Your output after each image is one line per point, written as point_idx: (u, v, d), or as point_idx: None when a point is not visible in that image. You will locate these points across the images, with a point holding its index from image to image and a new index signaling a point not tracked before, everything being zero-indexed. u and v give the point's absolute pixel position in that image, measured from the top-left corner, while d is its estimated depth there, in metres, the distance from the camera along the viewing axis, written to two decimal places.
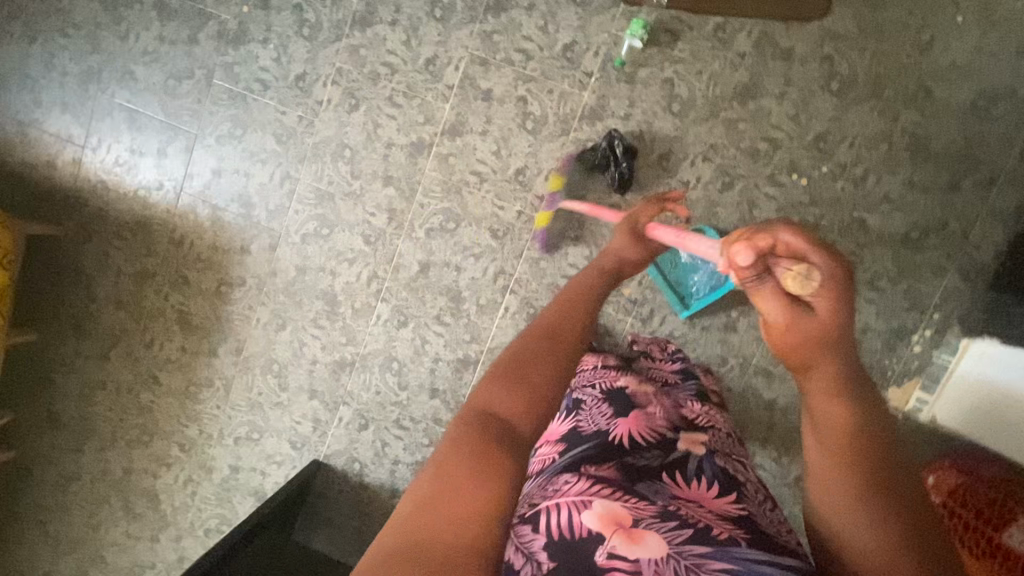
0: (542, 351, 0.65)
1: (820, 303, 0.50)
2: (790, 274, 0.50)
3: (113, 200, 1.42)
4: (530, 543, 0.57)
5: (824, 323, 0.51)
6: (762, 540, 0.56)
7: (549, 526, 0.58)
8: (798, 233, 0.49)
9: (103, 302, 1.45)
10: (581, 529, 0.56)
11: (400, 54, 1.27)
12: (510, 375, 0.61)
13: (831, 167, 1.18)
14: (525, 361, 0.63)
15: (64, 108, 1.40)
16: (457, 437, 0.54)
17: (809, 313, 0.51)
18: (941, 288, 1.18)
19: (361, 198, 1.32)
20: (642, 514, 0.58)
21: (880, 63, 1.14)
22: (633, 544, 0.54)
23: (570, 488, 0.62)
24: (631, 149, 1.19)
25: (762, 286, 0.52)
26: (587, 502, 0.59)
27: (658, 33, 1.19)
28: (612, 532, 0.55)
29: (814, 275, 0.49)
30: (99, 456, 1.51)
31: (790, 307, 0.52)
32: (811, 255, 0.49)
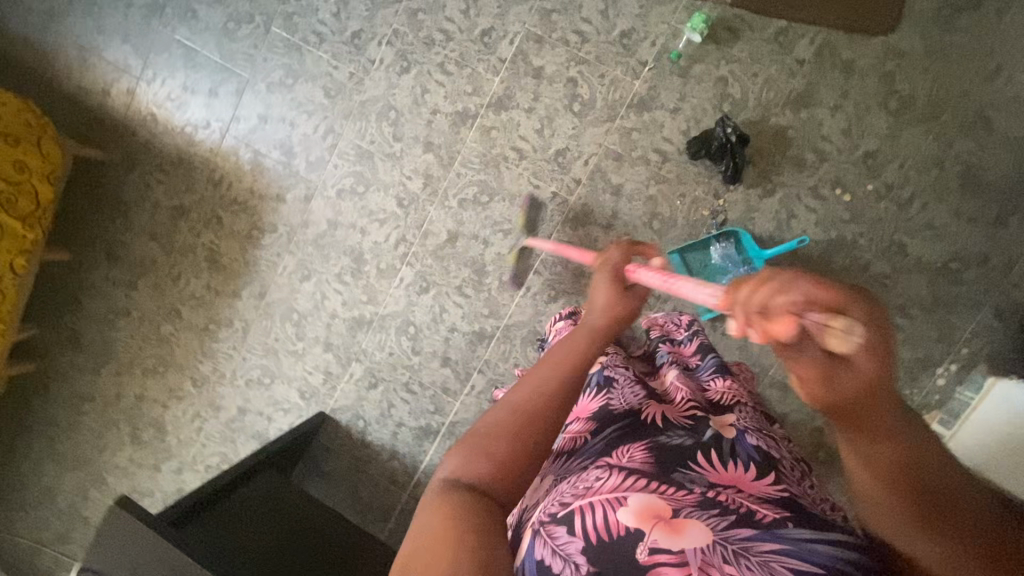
0: (510, 419, 0.64)
1: (860, 360, 0.41)
2: (832, 337, 0.39)
3: (160, 134, 1.45)
4: (567, 545, 0.56)
5: (867, 379, 0.43)
6: (811, 517, 0.56)
7: (585, 528, 0.56)
8: (824, 287, 0.39)
9: (137, 232, 1.48)
10: (618, 527, 0.55)
11: (457, 22, 1.27)
12: (475, 452, 0.62)
13: (876, 187, 1.16)
14: (489, 434, 0.63)
15: (125, 39, 1.43)
16: (424, 520, 0.58)
17: (852, 375, 0.42)
18: (975, 323, 1.15)
19: (400, 161, 1.33)
20: (680, 504, 0.56)
21: (942, 86, 1.12)
22: (677, 537, 0.53)
23: (602, 484, 0.60)
24: (744, 137, 1.15)
25: (796, 354, 0.42)
26: (622, 498, 0.57)
27: (719, 30, 1.17)
28: (652, 527, 0.54)
29: (856, 327, 0.39)
30: (114, 381, 1.55)
31: (831, 370, 0.42)
32: (851, 307, 0.39)
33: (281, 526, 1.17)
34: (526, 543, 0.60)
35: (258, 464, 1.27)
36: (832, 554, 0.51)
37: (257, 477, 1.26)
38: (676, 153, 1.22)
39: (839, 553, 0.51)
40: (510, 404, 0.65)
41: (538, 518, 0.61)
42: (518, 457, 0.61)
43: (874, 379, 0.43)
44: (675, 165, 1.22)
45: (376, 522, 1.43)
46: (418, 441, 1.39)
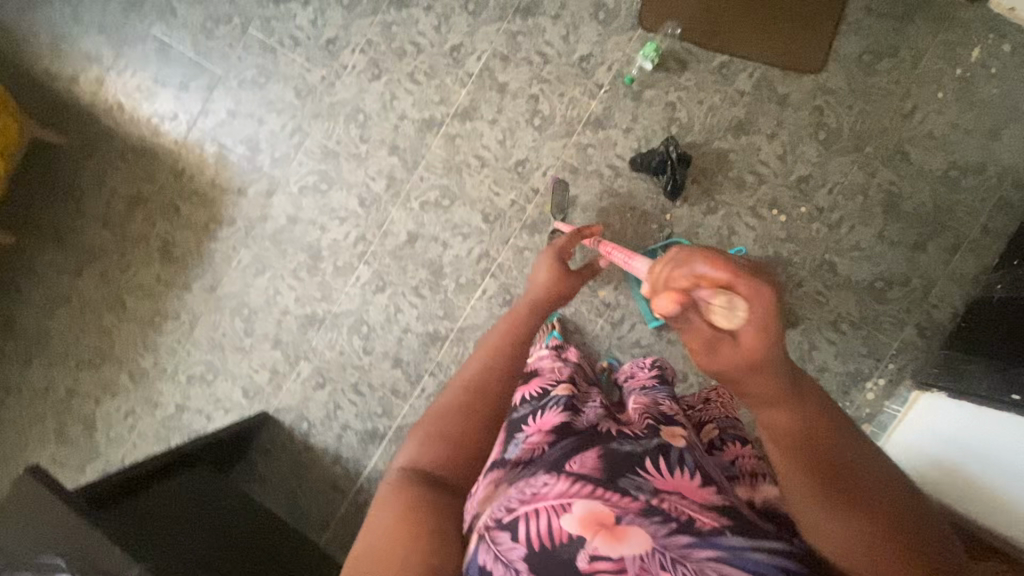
0: (463, 397, 0.74)
1: (748, 337, 0.47)
2: (719, 306, 0.46)
3: (125, 124, 1.45)
4: (509, 551, 0.61)
5: (753, 355, 0.48)
6: (747, 521, 0.60)
7: (529, 536, 0.61)
8: (712, 261, 0.44)
9: (90, 219, 1.46)
10: (560, 534, 0.60)
11: (429, 36, 1.35)
12: (432, 429, 0.71)
13: (809, 209, 1.25)
14: (444, 414, 0.73)
15: (100, 30, 1.46)
16: (387, 491, 0.67)
17: (739, 350, 0.48)
18: (899, 340, 1.22)
19: (365, 162, 1.37)
20: (624, 510, 0.60)
21: (865, 122, 1.24)
22: (618, 543, 0.58)
23: (548, 490, 0.63)
24: (686, 157, 1.23)
25: (684, 320, 0.47)
26: (567, 504, 0.61)
27: (669, 60, 1.28)
28: (595, 534, 0.59)
29: None
30: (45, 373, 1.47)
31: (718, 341, 0.47)
32: None
33: (205, 517, 1.11)
34: (470, 547, 0.63)
35: (197, 453, 1.24)
36: (768, 561, 0.56)
37: (189, 468, 1.21)
38: (628, 169, 1.29)
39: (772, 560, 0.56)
40: (462, 384, 0.76)
41: (482, 522, 0.64)
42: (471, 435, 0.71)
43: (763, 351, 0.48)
44: (627, 180, 1.29)
45: (313, 529, 1.37)
46: (363, 444, 1.35)
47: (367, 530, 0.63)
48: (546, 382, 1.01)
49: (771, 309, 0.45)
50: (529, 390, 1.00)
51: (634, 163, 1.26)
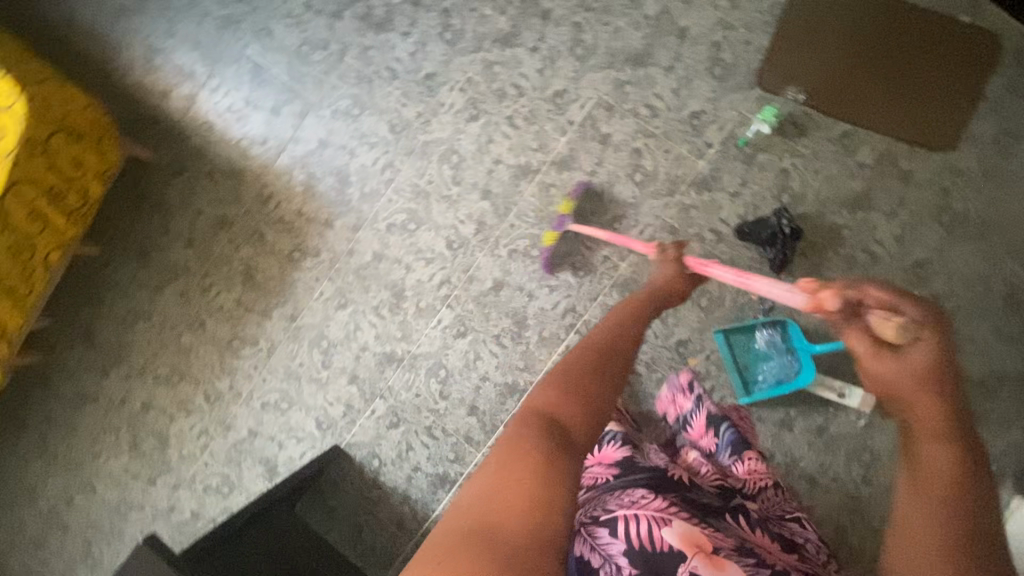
0: (589, 365, 0.74)
1: (911, 351, 0.56)
2: (889, 326, 0.57)
3: (214, 143, 1.44)
4: (609, 546, 0.69)
5: (923, 372, 0.56)
6: None
7: (630, 534, 0.69)
8: (907, 297, 0.58)
9: (174, 236, 1.46)
10: (661, 543, 0.67)
11: (532, 79, 1.30)
12: (569, 387, 0.69)
13: (923, 295, 1.18)
14: (577, 373, 0.72)
15: (195, 47, 1.44)
16: (523, 434, 0.61)
17: (908, 363, 0.56)
18: (1007, 442, 1.17)
19: (455, 204, 1.34)
20: (720, 544, 0.67)
21: (994, 208, 1.16)
22: (715, 570, 0.64)
23: (648, 502, 0.72)
24: (798, 231, 1.18)
25: (856, 330, 0.60)
26: (666, 518, 0.69)
27: (787, 124, 1.21)
28: (694, 553, 0.65)
29: (908, 325, 0.56)
30: (122, 385, 1.49)
31: (881, 358, 0.58)
32: (906, 309, 0.57)
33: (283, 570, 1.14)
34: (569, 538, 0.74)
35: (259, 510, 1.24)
36: None
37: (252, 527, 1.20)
38: (731, 236, 1.24)
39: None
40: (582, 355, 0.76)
41: (582, 518, 0.75)
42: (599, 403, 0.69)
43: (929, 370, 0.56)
44: (730, 247, 1.24)
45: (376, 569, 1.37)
46: (433, 489, 1.35)
47: (509, 472, 0.57)
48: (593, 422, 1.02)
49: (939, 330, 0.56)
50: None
51: (742, 231, 1.21)
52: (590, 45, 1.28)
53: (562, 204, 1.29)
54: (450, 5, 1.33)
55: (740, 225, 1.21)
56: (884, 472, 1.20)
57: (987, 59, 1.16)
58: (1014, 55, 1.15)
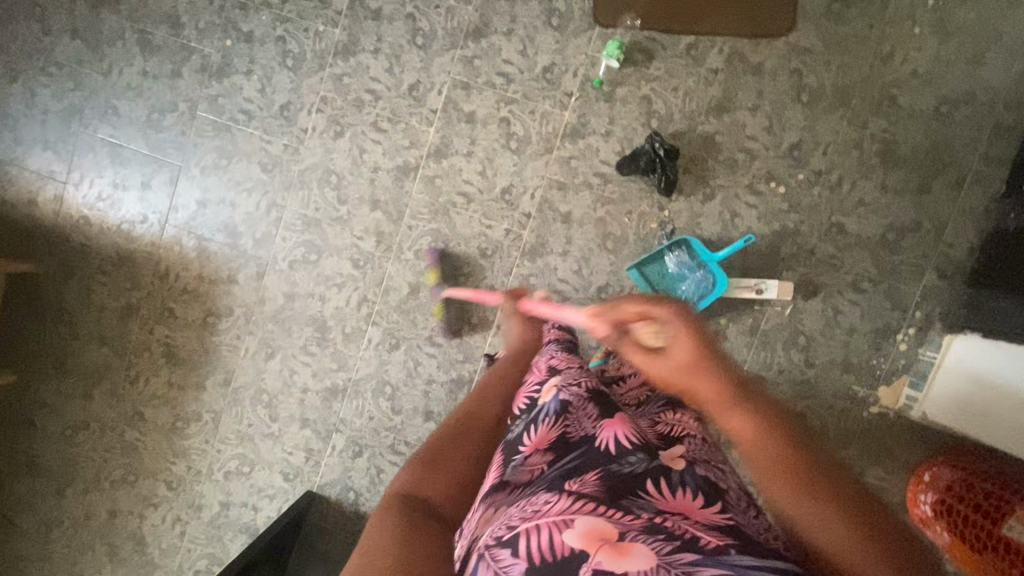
0: (461, 438, 0.78)
1: (676, 346, 0.54)
2: (645, 333, 0.56)
3: (95, 236, 1.40)
4: (510, 568, 0.52)
5: (689, 361, 0.55)
6: (753, 545, 0.53)
7: (529, 550, 0.53)
8: (633, 301, 0.57)
9: (86, 339, 1.42)
10: (563, 548, 0.52)
11: (383, 80, 1.29)
12: (432, 467, 0.72)
13: (806, 175, 1.21)
14: (444, 450, 0.75)
15: (46, 146, 1.40)
16: (383, 518, 0.64)
17: (672, 359, 0.55)
18: (923, 287, 1.21)
19: (349, 223, 1.33)
20: (628, 527, 0.54)
21: (846, 74, 1.19)
22: (622, 559, 0.50)
23: (550, 506, 0.57)
24: (673, 149, 1.20)
25: (625, 347, 0.58)
26: (568, 520, 0.54)
27: (634, 53, 1.23)
28: (598, 548, 0.51)
29: (660, 325, 0.55)
30: (82, 501, 1.45)
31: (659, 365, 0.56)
32: (653, 310, 0.55)
33: None
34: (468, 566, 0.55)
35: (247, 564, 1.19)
36: None
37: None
38: (616, 174, 1.25)
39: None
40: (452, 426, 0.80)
41: (481, 540, 0.57)
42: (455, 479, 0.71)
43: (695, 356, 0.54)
44: (618, 185, 1.26)
45: None
46: None
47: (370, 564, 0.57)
48: (531, 389, 0.85)
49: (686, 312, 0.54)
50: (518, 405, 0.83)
51: (623, 168, 1.23)
52: (428, 31, 1.27)
53: (432, 274, 1.30)
54: (282, 32, 1.31)
55: (620, 160, 1.23)
56: (821, 350, 1.24)
57: None
58: None
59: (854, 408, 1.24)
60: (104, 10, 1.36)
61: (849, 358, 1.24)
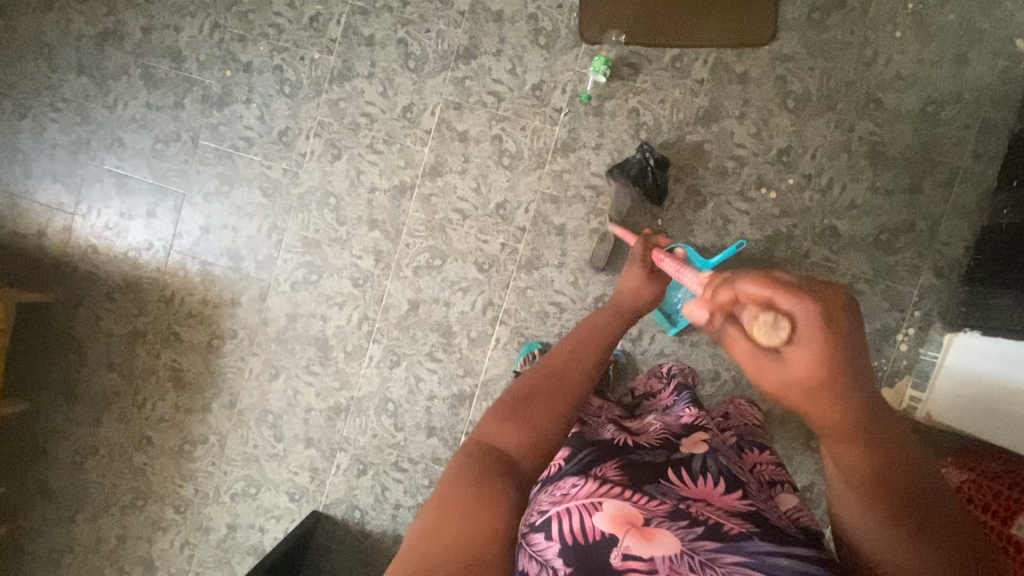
0: (553, 387, 0.73)
1: (799, 353, 0.46)
2: (764, 333, 0.46)
3: (102, 264, 1.43)
4: (544, 550, 0.62)
5: (813, 372, 0.46)
6: (771, 532, 0.61)
7: (562, 533, 0.62)
8: (765, 286, 0.46)
9: (94, 365, 1.44)
10: (593, 532, 0.61)
11: (378, 104, 1.33)
12: (519, 415, 0.69)
13: (797, 179, 1.22)
14: (533, 401, 0.71)
15: (55, 179, 1.44)
16: (469, 465, 0.64)
17: (794, 372, 0.47)
18: (920, 286, 1.21)
19: (348, 243, 1.35)
20: (652, 513, 0.62)
21: (830, 79, 1.21)
22: (646, 543, 0.59)
23: (577, 491, 0.65)
24: (664, 161, 1.22)
25: (733, 338, 0.48)
26: (597, 503, 0.62)
27: (620, 68, 1.26)
28: (626, 533, 0.60)
29: (781, 325, 0.45)
30: (92, 526, 1.46)
31: (762, 364, 0.47)
32: (785, 306, 0.45)
33: None
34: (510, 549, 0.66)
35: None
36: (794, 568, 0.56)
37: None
38: (608, 186, 1.27)
39: (798, 566, 0.56)
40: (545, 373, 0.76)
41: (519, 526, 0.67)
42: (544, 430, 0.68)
43: (820, 371, 0.46)
44: (610, 197, 1.27)
45: None
46: None
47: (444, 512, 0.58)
48: None
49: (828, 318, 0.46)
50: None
51: (613, 172, 1.24)
52: (419, 55, 1.31)
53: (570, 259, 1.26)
54: (280, 61, 1.35)
55: (611, 166, 1.26)
56: None
57: None
58: None
59: None
60: (109, 47, 1.41)
61: None
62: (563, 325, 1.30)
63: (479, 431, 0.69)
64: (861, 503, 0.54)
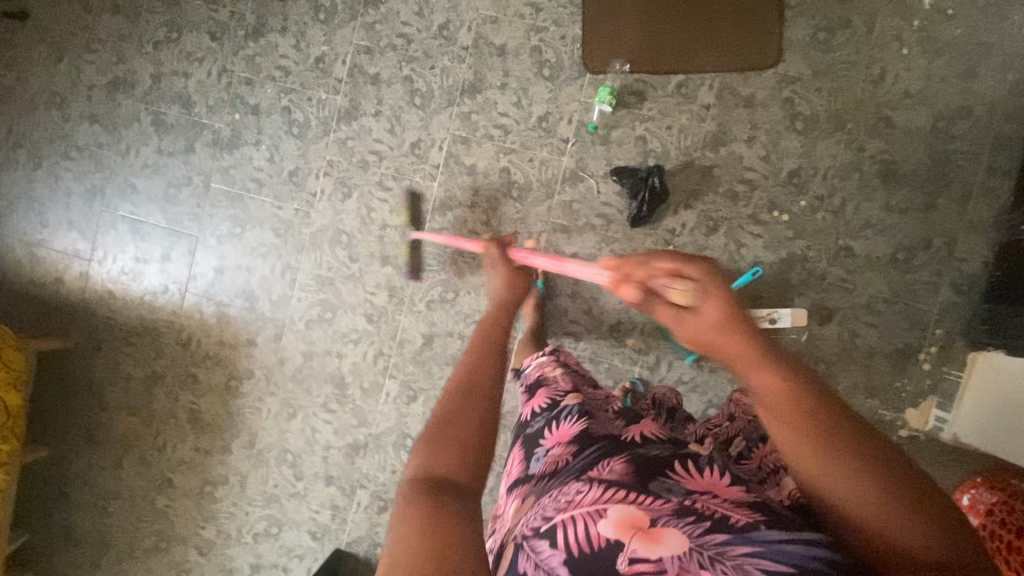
0: (465, 396, 0.71)
1: (708, 304, 0.59)
2: (677, 291, 0.62)
3: (120, 309, 1.45)
4: (550, 559, 0.58)
5: (719, 316, 0.59)
6: (784, 519, 0.56)
7: (567, 542, 0.58)
8: (668, 260, 0.64)
9: (115, 409, 1.45)
10: (598, 539, 0.56)
11: (386, 141, 1.34)
12: (440, 442, 0.65)
13: (809, 201, 1.22)
14: (449, 422, 0.67)
15: (71, 227, 1.46)
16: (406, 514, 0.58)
17: (704, 317, 0.60)
18: (940, 304, 1.19)
19: (361, 280, 1.36)
20: (658, 513, 0.57)
21: (838, 100, 1.20)
22: (654, 545, 0.54)
23: (582, 497, 0.61)
24: (663, 194, 1.22)
25: (656, 302, 0.65)
26: (601, 509, 0.58)
27: (626, 96, 1.26)
28: (630, 537, 0.55)
29: (689, 284, 0.61)
30: (117, 569, 1.47)
31: (680, 319, 0.62)
32: (685, 269, 0.62)
33: None
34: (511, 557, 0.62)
35: None
36: (806, 554, 0.51)
37: None
38: (618, 214, 1.27)
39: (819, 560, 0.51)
40: (457, 385, 0.73)
41: (522, 532, 0.63)
42: (471, 443, 0.66)
43: (724, 316, 0.59)
44: (621, 225, 1.27)
45: None
46: None
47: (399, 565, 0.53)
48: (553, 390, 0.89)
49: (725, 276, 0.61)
50: (537, 405, 0.88)
51: (615, 172, 1.25)
52: (425, 91, 1.32)
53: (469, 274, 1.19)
54: (287, 102, 1.36)
55: (616, 166, 1.26)
56: (843, 375, 1.22)
57: None
58: None
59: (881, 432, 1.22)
60: (119, 96, 1.43)
61: (873, 381, 1.22)
62: (579, 355, 1.29)
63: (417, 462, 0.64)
64: (798, 451, 0.54)
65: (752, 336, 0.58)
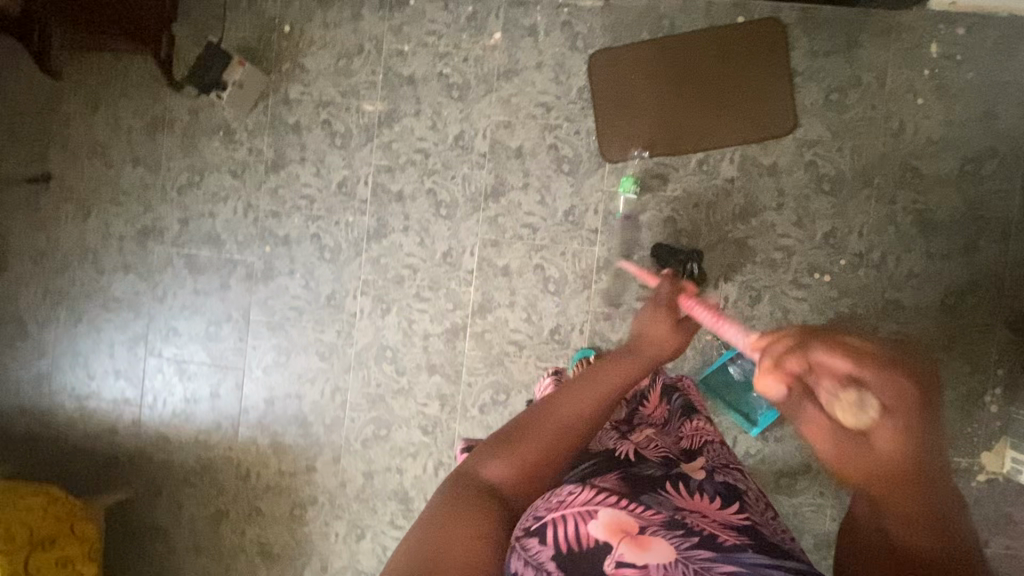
0: (559, 418, 0.66)
1: (877, 427, 0.48)
2: (841, 402, 0.48)
3: (176, 450, 1.46)
4: (537, 554, 0.56)
5: (885, 444, 0.48)
6: (763, 545, 0.61)
7: (556, 538, 0.57)
8: (853, 357, 0.48)
9: (183, 551, 1.45)
10: (588, 539, 0.57)
11: (417, 253, 1.35)
12: (519, 445, 0.63)
13: (848, 259, 1.21)
14: (531, 428, 0.65)
15: (118, 375, 1.48)
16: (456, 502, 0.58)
17: (866, 440, 0.49)
18: (997, 344, 1.18)
19: (411, 392, 1.36)
20: (647, 522, 0.60)
21: (861, 157, 1.21)
22: (642, 551, 0.56)
23: (574, 497, 0.61)
24: (701, 279, 1.23)
25: (808, 409, 0.50)
26: (592, 511, 0.59)
27: (649, 180, 1.27)
28: (620, 541, 0.57)
29: (862, 398, 0.47)
30: None
31: (837, 436, 0.49)
32: (865, 377, 0.47)
33: None
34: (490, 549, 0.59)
35: None
36: None
37: None
38: None
39: None
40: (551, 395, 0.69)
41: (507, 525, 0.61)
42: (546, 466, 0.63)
43: (888, 444, 0.48)
44: None
45: None
46: None
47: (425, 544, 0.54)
48: None
49: (916, 394, 0.48)
50: None
51: (659, 249, 1.23)
52: (449, 201, 1.34)
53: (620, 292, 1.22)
54: (316, 228, 1.39)
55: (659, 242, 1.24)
56: None
57: (782, 41, 1.22)
58: (800, 25, 1.22)
59: (960, 481, 1.19)
60: (150, 243, 1.45)
61: (943, 430, 1.20)
62: None
63: (471, 460, 0.63)
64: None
65: (913, 476, 0.50)
